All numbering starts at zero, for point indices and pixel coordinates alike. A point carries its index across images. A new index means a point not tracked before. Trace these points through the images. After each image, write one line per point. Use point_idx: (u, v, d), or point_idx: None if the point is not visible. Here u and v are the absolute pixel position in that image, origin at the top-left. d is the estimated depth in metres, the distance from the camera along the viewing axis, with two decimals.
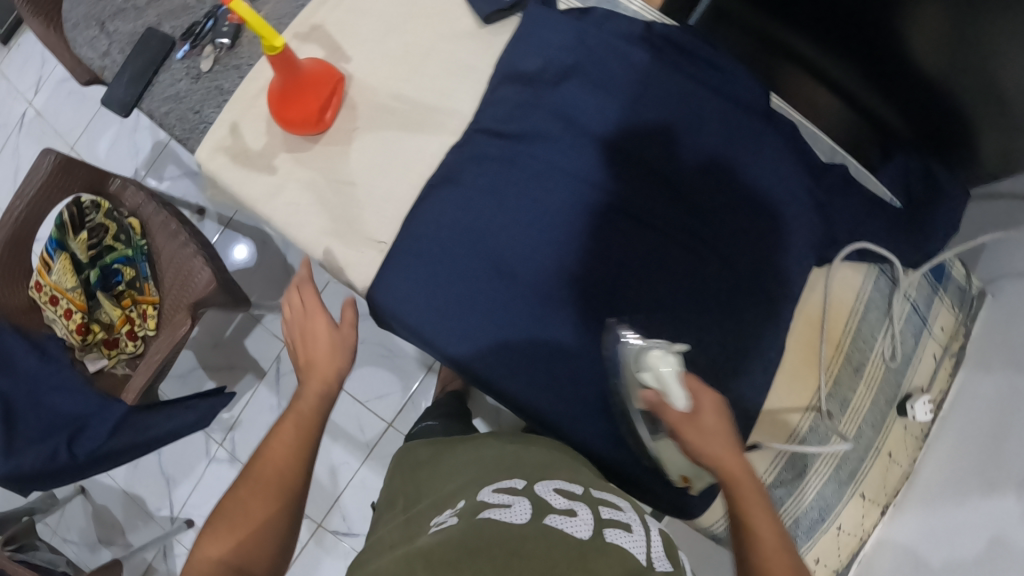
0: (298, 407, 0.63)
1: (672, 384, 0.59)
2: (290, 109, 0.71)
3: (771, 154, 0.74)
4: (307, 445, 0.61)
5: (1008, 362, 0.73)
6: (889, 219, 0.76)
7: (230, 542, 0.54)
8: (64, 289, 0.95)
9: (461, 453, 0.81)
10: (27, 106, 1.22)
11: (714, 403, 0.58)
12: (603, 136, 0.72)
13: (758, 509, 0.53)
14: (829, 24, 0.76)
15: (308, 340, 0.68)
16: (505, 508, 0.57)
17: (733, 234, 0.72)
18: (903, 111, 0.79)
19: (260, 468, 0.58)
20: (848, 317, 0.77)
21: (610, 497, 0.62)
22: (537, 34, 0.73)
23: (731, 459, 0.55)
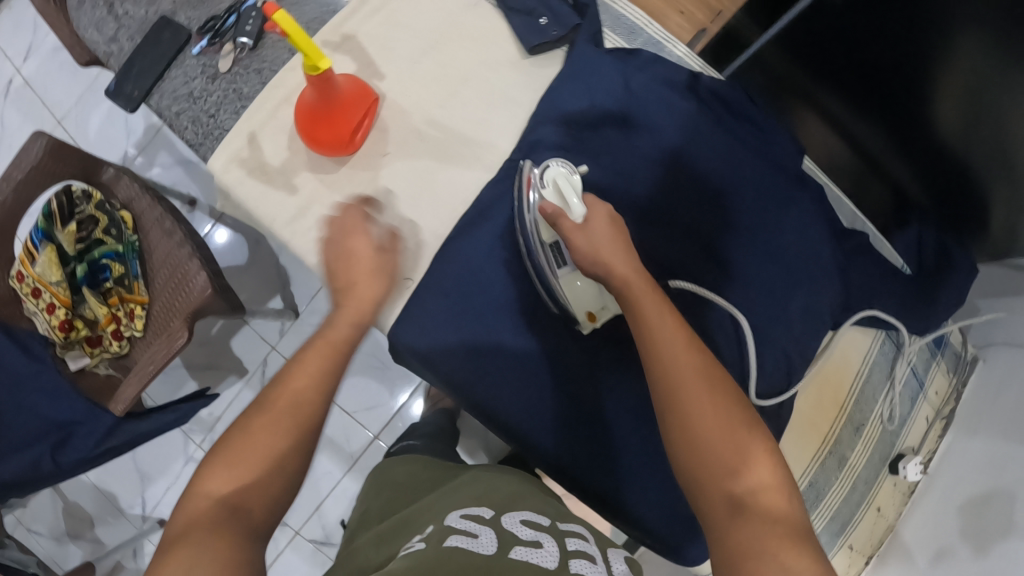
0: (329, 333, 0.54)
1: (569, 193, 0.61)
2: (320, 128, 0.68)
3: (790, 219, 0.76)
4: (338, 375, 0.53)
5: (998, 430, 0.76)
6: (897, 287, 0.79)
7: (232, 478, 0.47)
8: (48, 282, 0.90)
9: (441, 476, 0.85)
10: (14, 72, 1.14)
11: (606, 214, 0.61)
12: (639, 189, 0.72)
13: (654, 304, 0.56)
14: (857, 74, 0.81)
15: (345, 255, 0.59)
16: (471, 537, 0.63)
17: (751, 292, 0.74)
18: (923, 177, 0.82)
19: (276, 397, 0.50)
20: (853, 378, 0.79)
21: (576, 532, 0.69)
22: (580, 72, 0.72)
23: (621, 261, 0.58)
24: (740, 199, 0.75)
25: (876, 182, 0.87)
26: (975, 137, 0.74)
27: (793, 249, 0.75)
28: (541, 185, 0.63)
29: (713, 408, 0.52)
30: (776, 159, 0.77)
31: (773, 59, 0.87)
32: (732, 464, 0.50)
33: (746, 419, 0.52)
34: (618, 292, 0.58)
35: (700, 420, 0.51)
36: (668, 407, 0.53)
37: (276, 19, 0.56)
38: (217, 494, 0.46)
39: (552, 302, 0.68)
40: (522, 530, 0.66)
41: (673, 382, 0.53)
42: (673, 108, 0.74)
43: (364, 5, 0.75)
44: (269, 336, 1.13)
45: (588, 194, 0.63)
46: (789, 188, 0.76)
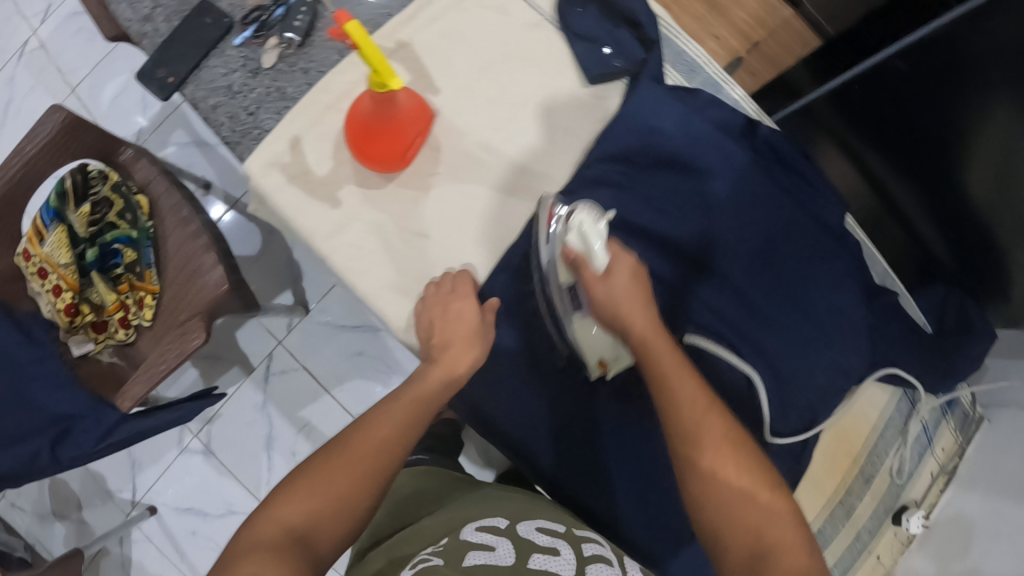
0: (419, 389, 0.59)
1: (595, 244, 0.59)
2: (369, 142, 0.65)
3: (828, 274, 0.76)
4: (416, 428, 0.58)
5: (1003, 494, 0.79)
6: (919, 347, 0.80)
7: (304, 511, 0.53)
8: (56, 264, 0.88)
9: (448, 488, 0.85)
10: (30, 33, 1.10)
11: (628, 266, 0.59)
12: (686, 234, 0.72)
13: (673, 365, 0.57)
14: (898, 140, 0.81)
15: (447, 318, 0.62)
16: (489, 550, 0.64)
17: (783, 343, 0.75)
18: (954, 243, 0.83)
19: (358, 441, 0.56)
20: (868, 430, 0.82)
21: (590, 538, 0.70)
22: (639, 110, 0.70)
23: (641, 317, 0.58)
24: (780, 251, 0.75)
25: (907, 242, 0.88)
26: (1009, 209, 0.74)
27: (827, 303, 0.76)
28: (565, 228, 0.61)
29: (734, 474, 0.54)
30: (819, 211, 0.77)
31: (823, 115, 0.87)
32: (753, 527, 0.53)
33: (765, 482, 0.55)
34: (637, 351, 0.59)
35: (722, 483, 0.54)
36: (689, 469, 0.55)
37: (351, 32, 0.54)
38: (289, 524, 0.52)
39: (563, 342, 0.72)
40: (539, 536, 0.68)
41: (693, 446, 0.55)
42: (727, 153, 0.73)
43: (421, 12, 0.72)
44: (276, 331, 1.10)
45: (610, 239, 0.62)
46: (829, 241, 0.77)
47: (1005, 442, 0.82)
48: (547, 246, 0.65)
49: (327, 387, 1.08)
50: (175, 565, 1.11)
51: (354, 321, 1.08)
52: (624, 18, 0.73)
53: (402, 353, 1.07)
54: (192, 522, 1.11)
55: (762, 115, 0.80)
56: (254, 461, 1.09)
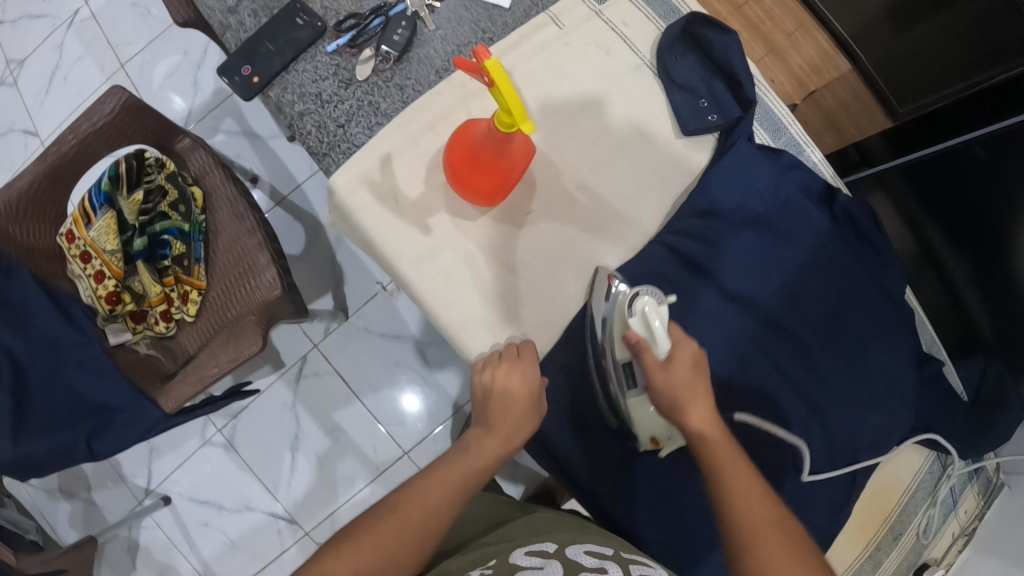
0: (475, 459, 0.60)
1: (658, 332, 0.59)
2: (470, 173, 0.65)
3: (887, 341, 0.79)
4: (465, 495, 0.60)
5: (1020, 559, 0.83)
6: (960, 417, 0.84)
7: (348, 570, 0.54)
8: (101, 249, 0.83)
9: (492, 507, 0.79)
10: (82, 3, 1.09)
11: (691, 354, 0.60)
12: (761, 292, 0.74)
13: (731, 458, 0.57)
14: (947, 208, 0.86)
15: (510, 384, 0.60)
16: (537, 570, 0.59)
17: (839, 404, 0.78)
18: (996, 318, 0.85)
19: (409, 504, 0.58)
20: (900, 490, 0.85)
21: (641, 560, 0.63)
22: (731, 168, 0.71)
23: (700, 408, 0.58)
24: (843, 316, 0.78)
25: (953, 317, 0.90)
26: None
27: (883, 369, 0.79)
28: (629, 312, 0.61)
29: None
30: (887, 279, 0.79)
31: (892, 185, 0.94)
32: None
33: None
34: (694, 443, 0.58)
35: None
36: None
37: (494, 76, 0.52)
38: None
39: (614, 416, 0.71)
40: (588, 558, 0.61)
41: (748, 543, 0.54)
42: (806, 218, 0.75)
43: (524, 42, 0.72)
44: (313, 334, 1.08)
45: (674, 326, 0.62)
46: (894, 311, 0.79)
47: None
48: (607, 306, 0.64)
49: (359, 394, 1.07)
50: (183, 554, 1.09)
51: (394, 331, 1.07)
52: (723, 72, 0.74)
53: (439, 362, 1.07)
54: (205, 513, 1.08)
55: (838, 179, 0.80)
56: (276, 459, 1.07)
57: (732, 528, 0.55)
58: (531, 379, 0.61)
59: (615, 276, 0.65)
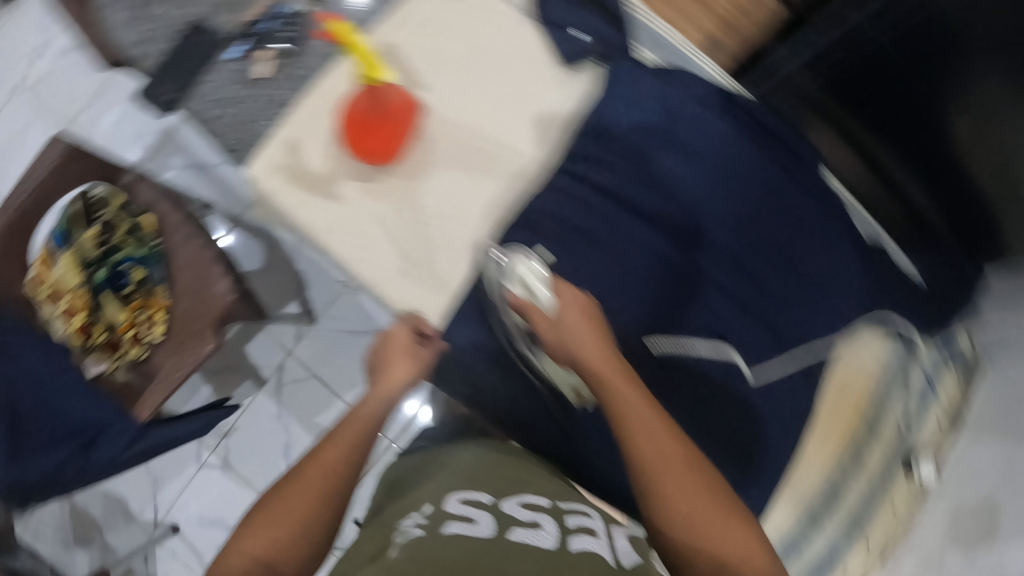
0: (361, 411, 0.65)
1: (535, 284, 0.66)
2: (364, 136, 0.71)
3: (823, 234, 0.78)
4: (362, 449, 0.63)
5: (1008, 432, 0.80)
6: (920, 299, 0.82)
7: (266, 539, 0.56)
8: (68, 286, 0.89)
9: (448, 455, 0.79)
10: (22, 76, 1.16)
11: (578, 303, 0.64)
12: (669, 206, 0.77)
13: (633, 399, 0.57)
14: (875, 104, 0.84)
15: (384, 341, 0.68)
16: (469, 523, 0.60)
17: (776, 300, 0.78)
18: (940, 203, 0.84)
19: (310, 467, 0.61)
20: (865, 380, 0.84)
21: (577, 509, 0.64)
22: (614, 91, 0.75)
23: (594, 349, 0.60)
24: (767, 218, 0.78)
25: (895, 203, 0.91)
26: (988, 161, 0.75)
27: (822, 263, 0.78)
28: (506, 276, 0.68)
29: (700, 513, 0.53)
30: (803, 174, 0.79)
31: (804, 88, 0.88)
32: (718, 549, 0.51)
33: (730, 508, 0.54)
34: (594, 382, 0.59)
35: (689, 523, 0.52)
36: (653, 508, 0.54)
37: (339, 32, 0.61)
38: (253, 551, 0.56)
39: (540, 384, 0.74)
40: (522, 511, 0.62)
41: (653, 480, 0.54)
42: (705, 126, 0.77)
43: (406, 15, 0.76)
44: (286, 342, 1.10)
45: (555, 278, 0.66)
46: (818, 202, 0.79)
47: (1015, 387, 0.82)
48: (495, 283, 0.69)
49: (339, 393, 1.08)
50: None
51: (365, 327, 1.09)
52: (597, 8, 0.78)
53: None
54: (216, 536, 1.08)
55: (736, 85, 0.82)
56: (270, 471, 1.07)
57: (638, 467, 0.55)
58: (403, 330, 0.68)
59: (494, 249, 0.71)
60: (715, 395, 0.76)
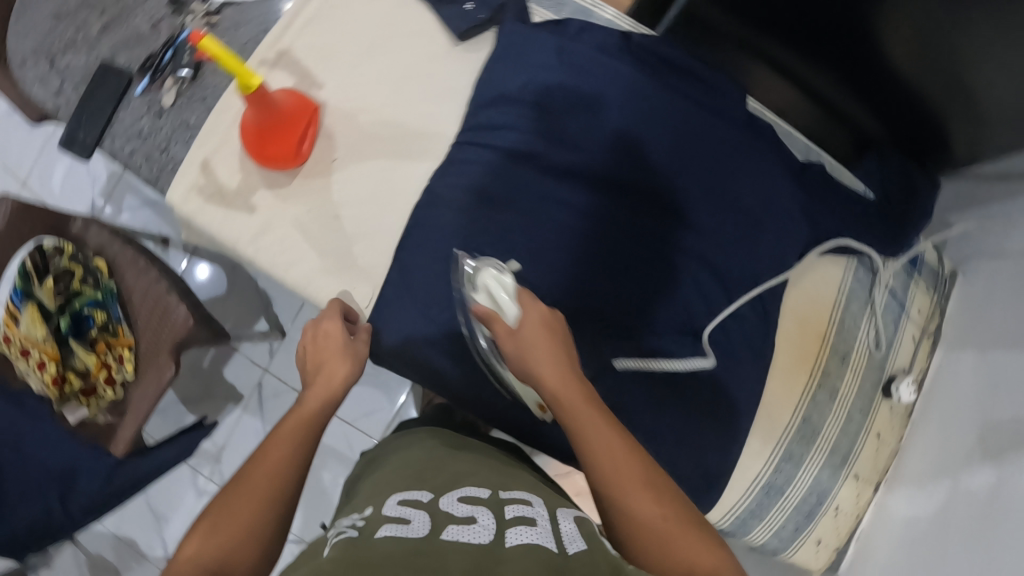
0: (301, 412, 0.59)
1: (506, 299, 0.61)
2: (269, 144, 0.71)
3: (757, 163, 0.76)
4: (310, 443, 0.57)
5: (984, 341, 0.77)
6: (870, 216, 0.80)
7: (214, 545, 0.48)
8: (35, 340, 0.89)
9: (404, 446, 0.79)
10: None
11: (539, 317, 0.60)
12: (589, 161, 0.73)
13: (588, 417, 0.55)
14: (793, 30, 0.74)
15: (321, 347, 0.64)
16: (403, 523, 0.58)
17: (716, 237, 0.75)
18: (884, 117, 0.79)
19: (252, 471, 0.53)
20: (832, 309, 0.80)
21: (519, 497, 0.63)
22: (510, 53, 0.72)
23: (551, 366, 0.57)
24: (694, 157, 0.75)
25: (829, 120, 0.86)
26: (935, 76, 0.68)
27: (752, 196, 0.75)
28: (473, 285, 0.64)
29: (663, 527, 0.50)
30: (721, 108, 0.76)
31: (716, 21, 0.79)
32: (684, 557, 0.48)
33: (694, 519, 0.51)
34: (551, 404, 0.57)
35: (653, 538, 0.50)
36: (617, 528, 0.51)
37: (198, 44, 0.59)
38: (197, 560, 0.47)
39: (503, 390, 0.70)
40: (460, 508, 0.61)
41: (615, 497, 0.52)
42: (610, 72, 0.74)
43: (296, 20, 0.77)
44: (261, 360, 1.11)
45: (522, 289, 0.62)
46: (741, 134, 0.76)
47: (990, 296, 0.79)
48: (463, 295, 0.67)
49: None
50: None
51: None
52: None
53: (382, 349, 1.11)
54: None
55: (641, 28, 0.80)
56: None
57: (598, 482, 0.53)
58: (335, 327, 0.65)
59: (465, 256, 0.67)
60: (662, 343, 0.74)
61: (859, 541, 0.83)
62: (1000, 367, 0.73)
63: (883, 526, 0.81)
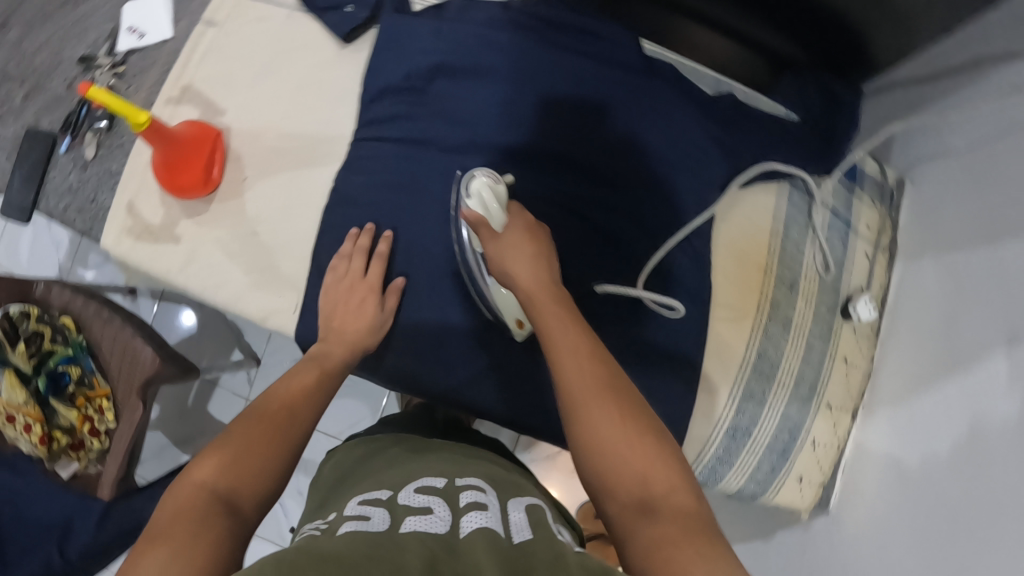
0: (321, 363, 0.63)
1: (494, 210, 0.63)
2: (179, 174, 0.73)
3: (660, 104, 0.75)
4: (325, 397, 0.60)
5: (941, 247, 0.74)
6: (791, 137, 0.77)
7: (228, 469, 0.48)
8: (16, 405, 0.92)
9: (365, 449, 0.75)
10: None
11: (524, 223, 0.64)
12: (490, 135, 0.73)
13: (557, 320, 0.55)
14: None
15: (350, 307, 0.68)
16: (364, 520, 0.52)
17: (629, 188, 0.75)
18: (799, 38, 0.75)
19: (270, 408, 0.55)
20: (770, 240, 0.77)
21: (474, 485, 0.59)
22: (390, 42, 0.74)
23: (526, 271, 0.60)
24: (593, 112, 0.74)
25: (729, 43, 0.80)
26: None
27: (659, 138, 0.74)
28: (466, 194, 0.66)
29: (619, 433, 0.47)
30: (614, 58, 0.75)
31: None
32: (639, 474, 0.45)
33: (652, 430, 0.48)
34: (525, 307, 0.59)
35: (604, 442, 0.47)
36: (574, 433, 0.49)
37: (87, 95, 0.61)
38: (210, 484, 0.47)
39: (486, 309, 0.70)
40: (418, 500, 0.55)
41: (572, 402, 0.49)
42: (492, 44, 0.73)
43: (194, 54, 0.79)
44: (241, 390, 1.13)
45: (512, 203, 0.67)
46: (641, 78, 0.75)
47: (935, 200, 0.76)
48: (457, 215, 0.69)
49: None
50: None
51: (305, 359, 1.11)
52: None
53: None
54: None
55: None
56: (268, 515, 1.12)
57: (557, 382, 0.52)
58: (373, 278, 0.69)
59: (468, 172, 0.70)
60: (596, 301, 0.73)
61: (844, 473, 0.80)
62: (960, 270, 0.69)
63: (864, 458, 0.78)
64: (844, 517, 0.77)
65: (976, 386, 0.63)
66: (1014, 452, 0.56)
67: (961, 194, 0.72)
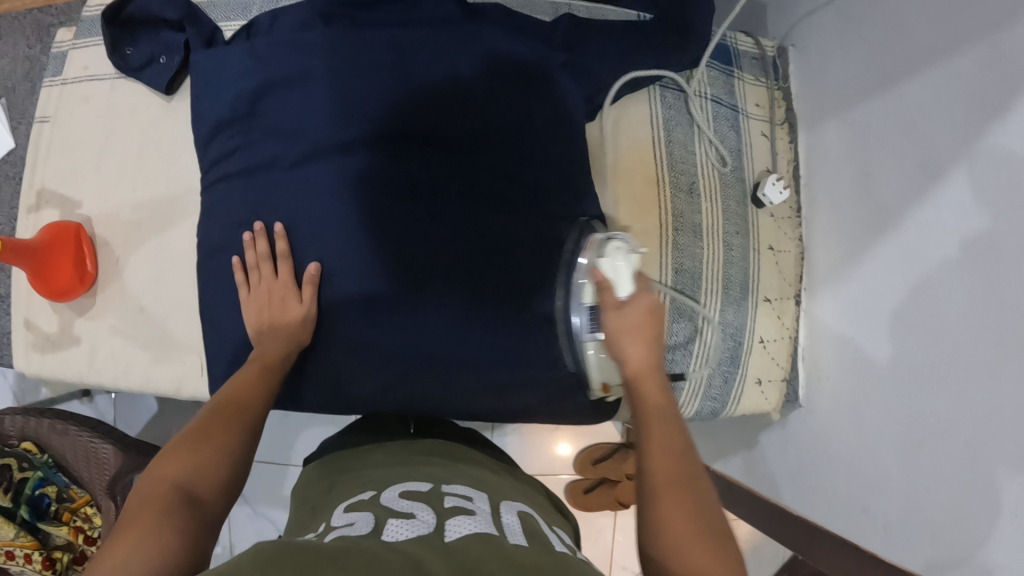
0: (264, 358, 0.65)
1: (625, 276, 0.60)
2: (51, 279, 0.72)
3: (492, 44, 0.69)
4: (272, 387, 0.63)
5: (838, 102, 0.70)
6: (648, 36, 0.71)
7: (186, 463, 0.52)
8: (10, 540, 0.94)
9: (330, 462, 0.66)
10: None
11: (646, 304, 0.61)
12: (330, 134, 0.68)
13: (660, 411, 0.56)
14: None
15: (271, 310, 0.67)
16: (345, 527, 0.46)
17: (494, 139, 0.69)
18: None
19: (224, 408, 0.59)
20: (656, 150, 0.74)
21: (462, 493, 0.54)
22: (206, 80, 0.72)
23: (640, 356, 0.59)
24: (425, 80, 0.69)
25: None
26: None
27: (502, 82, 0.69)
28: (599, 253, 0.63)
29: (694, 548, 0.47)
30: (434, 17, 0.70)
31: None
32: None
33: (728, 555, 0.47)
34: (631, 386, 0.59)
35: (680, 551, 0.47)
36: (647, 524, 0.50)
37: None
38: (174, 479, 0.51)
39: (571, 361, 0.72)
40: (402, 503, 0.50)
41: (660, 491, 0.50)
42: (303, 47, 0.69)
43: (38, 155, 0.78)
44: None
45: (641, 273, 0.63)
46: (468, 28, 0.69)
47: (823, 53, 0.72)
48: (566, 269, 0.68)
49: (289, 460, 1.13)
50: None
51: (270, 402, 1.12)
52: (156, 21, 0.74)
53: None
54: None
55: None
56: None
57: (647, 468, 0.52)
58: (284, 276, 0.68)
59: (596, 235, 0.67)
60: (492, 266, 0.68)
61: (806, 361, 0.77)
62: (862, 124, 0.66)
63: (819, 333, 0.74)
64: (813, 403, 0.75)
65: (912, 239, 0.59)
66: (956, 292, 0.53)
67: (843, 47, 0.68)
